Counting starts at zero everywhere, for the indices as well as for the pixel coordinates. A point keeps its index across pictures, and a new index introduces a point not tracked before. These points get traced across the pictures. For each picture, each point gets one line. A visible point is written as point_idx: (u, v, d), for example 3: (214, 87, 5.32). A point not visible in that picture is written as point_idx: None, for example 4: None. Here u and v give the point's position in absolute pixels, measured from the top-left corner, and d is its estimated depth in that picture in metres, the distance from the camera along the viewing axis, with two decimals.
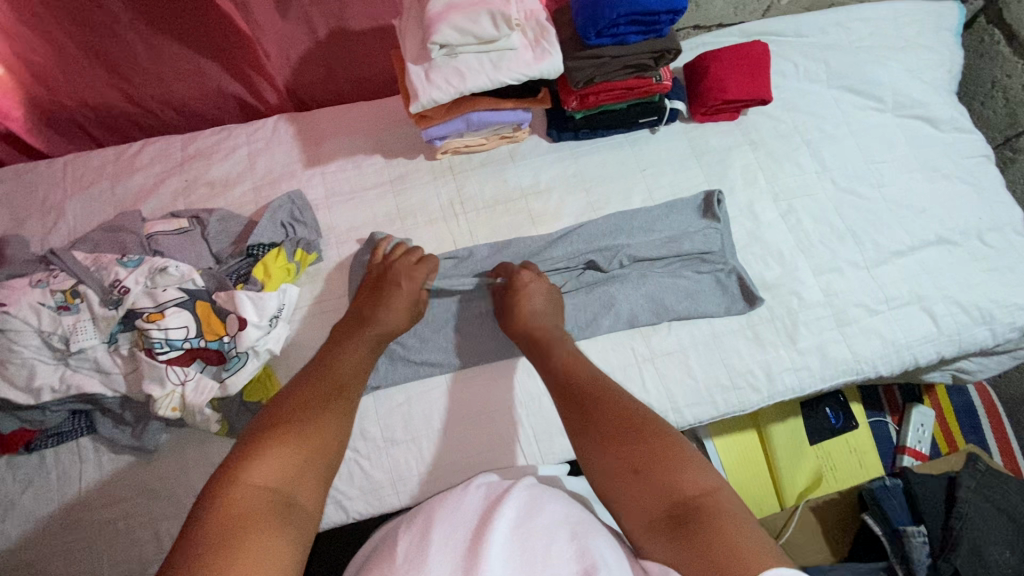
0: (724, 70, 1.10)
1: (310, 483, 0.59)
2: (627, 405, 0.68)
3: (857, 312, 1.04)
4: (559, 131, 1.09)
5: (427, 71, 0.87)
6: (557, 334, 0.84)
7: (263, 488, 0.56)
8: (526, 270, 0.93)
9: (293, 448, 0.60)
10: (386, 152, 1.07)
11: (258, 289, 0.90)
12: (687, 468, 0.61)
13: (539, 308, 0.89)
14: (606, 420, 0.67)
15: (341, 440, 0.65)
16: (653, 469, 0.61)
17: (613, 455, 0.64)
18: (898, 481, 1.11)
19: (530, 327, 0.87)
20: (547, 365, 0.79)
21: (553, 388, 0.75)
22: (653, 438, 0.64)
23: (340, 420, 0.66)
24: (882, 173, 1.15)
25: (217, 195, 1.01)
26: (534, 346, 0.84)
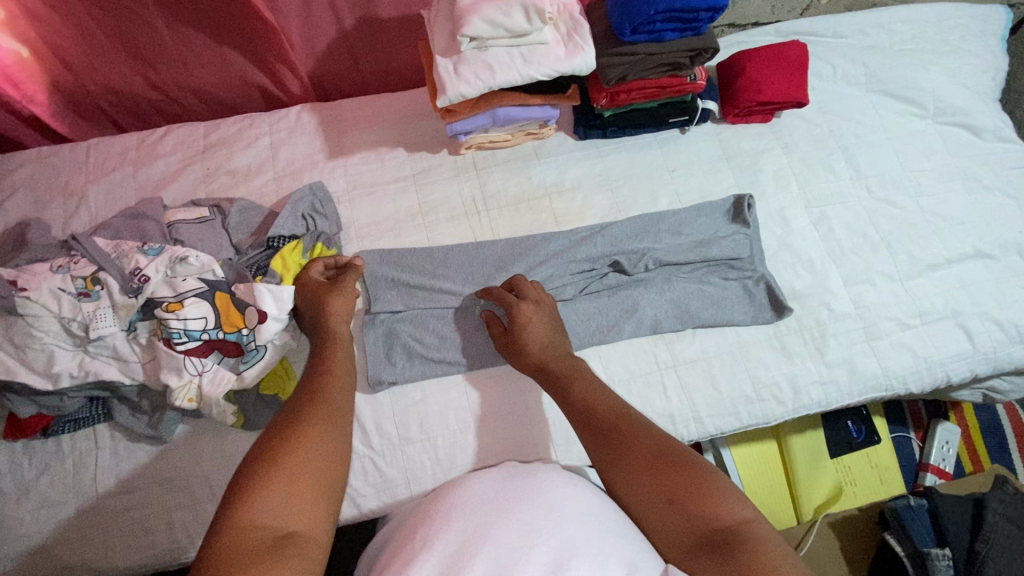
0: (760, 70, 1.06)
1: (306, 510, 0.56)
2: (654, 437, 0.68)
3: (889, 326, 1.01)
4: (585, 130, 1.07)
5: (456, 64, 0.84)
6: (571, 359, 0.81)
7: (264, 523, 0.54)
8: (526, 302, 0.87)
9: (284, 478, 0.57)
10: (409, 146, 1.05)
11: (275, 282, 0.89)
12: (722, 498, 0.62)
13: (546, 337, 0.84)
14: (636, 452, 0.67)
15: (334, 454, 0.62)
16: (688, 500, 0.62)
17: (647, 485, 0.65)
18: (923, 502, 1.08)
19: (544, 360, 0.82)
20: (563, 394, 0.77)
21: (573, 417, 0.74)
22: (686, 470, 0.64)
23: (328, 430, 0.64)
24: (919, 182, 1.11)
25: (239, 184, 1.00)
26: (547, 377, 0.81)
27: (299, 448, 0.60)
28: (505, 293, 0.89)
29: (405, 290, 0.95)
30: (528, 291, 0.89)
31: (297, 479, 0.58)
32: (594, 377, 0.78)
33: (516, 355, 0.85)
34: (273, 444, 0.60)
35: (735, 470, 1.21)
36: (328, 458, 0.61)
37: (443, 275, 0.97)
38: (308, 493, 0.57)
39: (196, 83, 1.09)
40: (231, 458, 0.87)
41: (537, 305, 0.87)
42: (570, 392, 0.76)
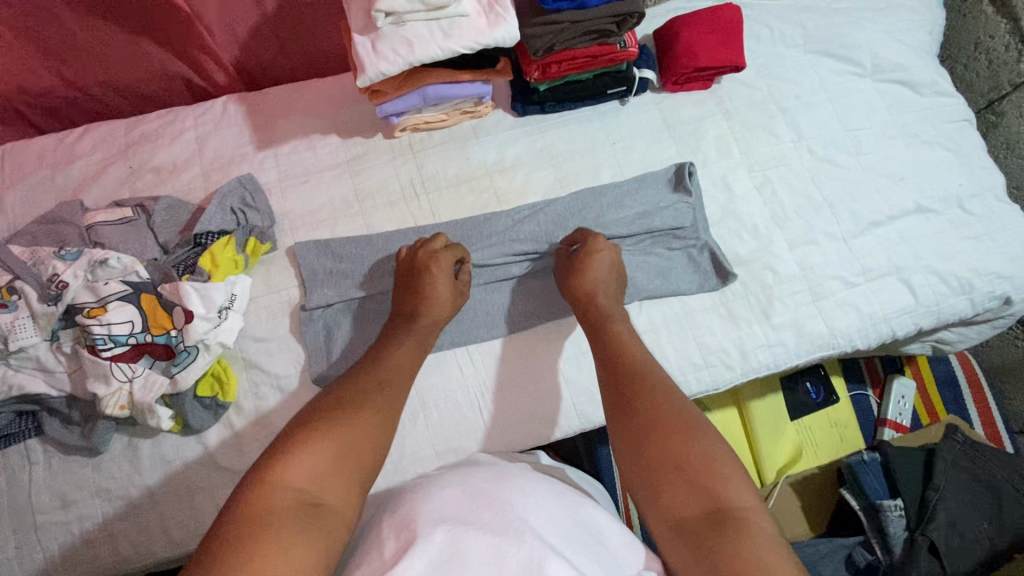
0: (696, 35, 1.05)
1: (342, 488, 0.63)
2: (674, 409, 0.72)
3: (833, 285, 1.01)
4: (524, 105, 1.04)
5: (374, 42, 0.81)
6: (614, 308, 0.88)
7: (296, 487, 0.60)
8: (602, 245, 0.91)
9: (325, 448, 0.64)
10: (342, 132, 1.02)
11: (204, 280, 0.86)
12: (728, 481, 0.64)
13: (605, 274, 0.90)
14: (657, 415, 0.71)
15: (372, 448, 0.68)
16: (698, 472, 0.65)
17: (657, 452, 0.68)
18: (875, 456, 1.08)
19: (592, 296, 0.88)
20: (601, 340, 0.85)
21: (604, 366, 0.81)
22: (700, 442, 0.68)
23: (380, 419, 0.71)
24: (860, 140, 1.12)
25: (164, 181, 0.96)
26: (590, 314, 0.88)
27: (342, 428, 0.67)
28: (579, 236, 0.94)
29: (344, 281, 0.93)
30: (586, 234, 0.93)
31: (324, 462, 0.63)
32: (633, 331, 0.86)
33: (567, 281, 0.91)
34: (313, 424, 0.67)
35: None
36: (366, 449, 0.67)
37: (383, 263, 0.94)
38: (345, 473, 0.64)
39: (114, 78, 1.03)
40: (172, 464, 0.84)
41: (609, 255, 0.91)
42: (607, 340, 0.84)
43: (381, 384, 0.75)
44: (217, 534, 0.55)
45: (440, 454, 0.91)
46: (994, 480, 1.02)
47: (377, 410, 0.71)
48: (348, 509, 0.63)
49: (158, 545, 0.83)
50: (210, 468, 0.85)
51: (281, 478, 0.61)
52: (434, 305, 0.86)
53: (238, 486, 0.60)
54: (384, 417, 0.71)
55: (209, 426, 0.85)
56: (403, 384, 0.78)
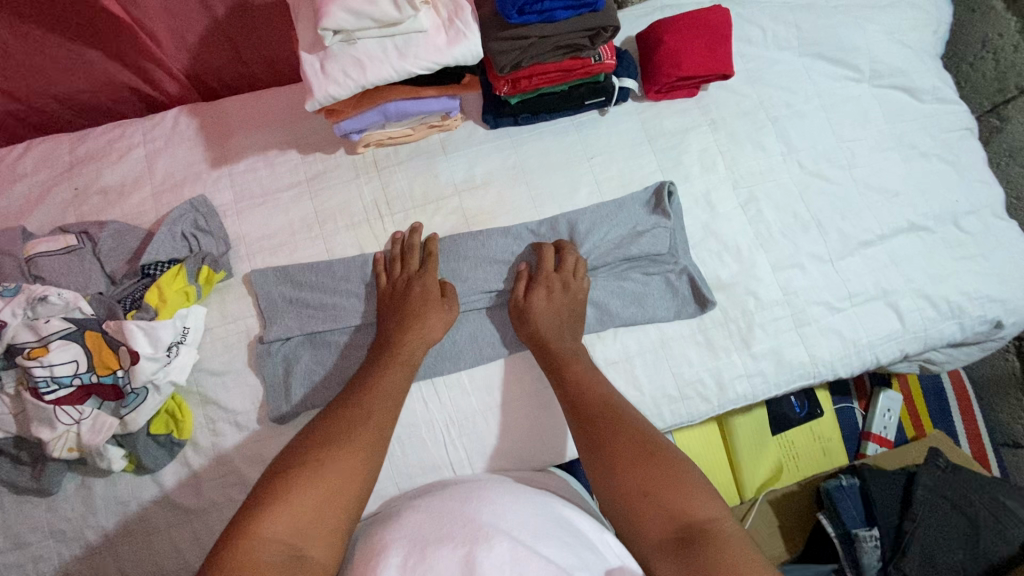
0: (680, 41, 0.97)
1: (324, 538, 0.64)
2: (638, 436, 0.74)
3: (817, 311, 0.97)
4: (496, 118, 0.98)
5: (322, 62, 0.74)
6: (570, 346, 0.85)
7: (275, 541, 0.62)
8: (557, 277, 0.89)
9: (302, 496, 0.65)
10: (301, 147, 0.96)
11: (151, 317, 0.81)
12: (694, 498, 0.67)
13: (553, 310, 0.87)
14: (622, 447, 0.73)
15: (355, 485, 0.69)
16: (666, 494, 0.68)
17: (625, 481, 0.70)
18: (854, 481, 1.06)
19: (546, 334, 0.86)
20: (559, 376, 0.84)
21: (566, 403, 0.81)
22: (663, 465, 0.70)
23: (362, 454, 0.71)
24: (853, 152, 1.05)
25: (112, 204, 0.90)
26: (546, 356, 0.85)
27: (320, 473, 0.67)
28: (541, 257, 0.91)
29: (305, 310, 0.89)
30: (545, 261, 0.91)
31: (307, 510, 0.65)
32: (590, 366, 0.84)
33: (523, 323, 0.88)
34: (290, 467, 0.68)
35: None
36: (344, 487, 0.68)
37: (345, 290, 0.90)
38: (326, 519, 0.65)
39: (59, 89, 0.96)
40: (128, 504, 0.82)
41: (563, 291, 0.89)
42: (567, 379, 0.83)
43: (367, 412, 0.75)
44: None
45: (405, 490, 0.88)
46: (974, 507, 1.01)
47: (361, 442, 0.72)
48: (330, 560, 0.64)
49: None
50: (167, 508, 0.83)
51: (260, 532, 0.62)
52: (416, 331, 0.84)
53: (222, 537, 0.62)
54: (370, 448, 0.72)
55: (165, 465, 0.83)
56: (396, 408, 0.78)
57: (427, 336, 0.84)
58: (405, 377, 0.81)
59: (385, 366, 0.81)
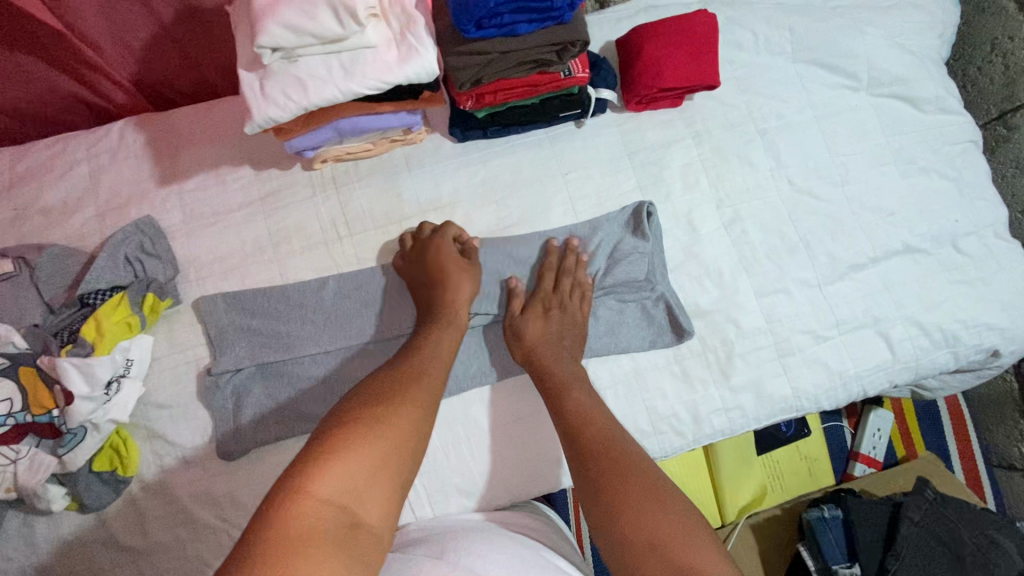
0: (662, 49, 0.90)
1: (380, 503, 0.58)
2: (647, 474, 0.67)
3: (801, 340, 0.92)
4: (463, 131, 0.91)
5: (262, 81, 0.68)
6: (571, 373, 0.80)
7: (330, 502, 0.55)
8: (557, 293, 0.86)
9: (359, 455, 0.58)
10: (255, 162, 0.90)
11: (87, 353, 0.75)
12: (704, 549, 0.60)
13: (549, 334, 0.83)
14: (630, 488, 0.65)
15: (416, 445, 0.63)
16: (676, 545, 0.60)
17: (631, 523, 0.63)
18: (836, 513, 1.02)
19: (542, 355, 0.81)
20: (558, 406, 0.77)
21: (567, 435, 0.74)
22: (671, 510, 0.63)
23: (420, 417, 0.65)
24: (847, 168, 0.99)
25: (53, 226, 0.85)
26: (540, 376, 0.81)
27: (381, 433, 0.61)
28: (554, 267, 0.88)
29: (257, 339, 0.84)
30: (545, 279, 0.87)
31: (367, 468, 0.58)
32: (592, 395, 0.78)
33: (516, 336, 0.84)
34: (343, 422, 0.61)
35: None
36: (408, 447, 0.62)
37: (301, 318, 0.85)
38: (383, 482, 0.59)
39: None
40: (71, 544, 0.79)
41: (561, 310, 0.85)
42: (563, 405, 0.77)
43: (422, 376, 0.70)
44: (241, 557, 0.49)
45: None
46: (960, 544, 0.97)
47: (419, 404, 0.66)
48: (384, 529, 0.57)
49: None
50: (112, 548, 0.79)
51: (315, 491, 0.55)
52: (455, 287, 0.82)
53: (267, 498, 0.54)
54: (425, 410, 0.67)
55: (110, 503, 0.79)
56: (444, 375, 0.74)
57: (462, 297, 0.82)
58: (457, 341, 0.79)
59: (434, 336, 0.77)
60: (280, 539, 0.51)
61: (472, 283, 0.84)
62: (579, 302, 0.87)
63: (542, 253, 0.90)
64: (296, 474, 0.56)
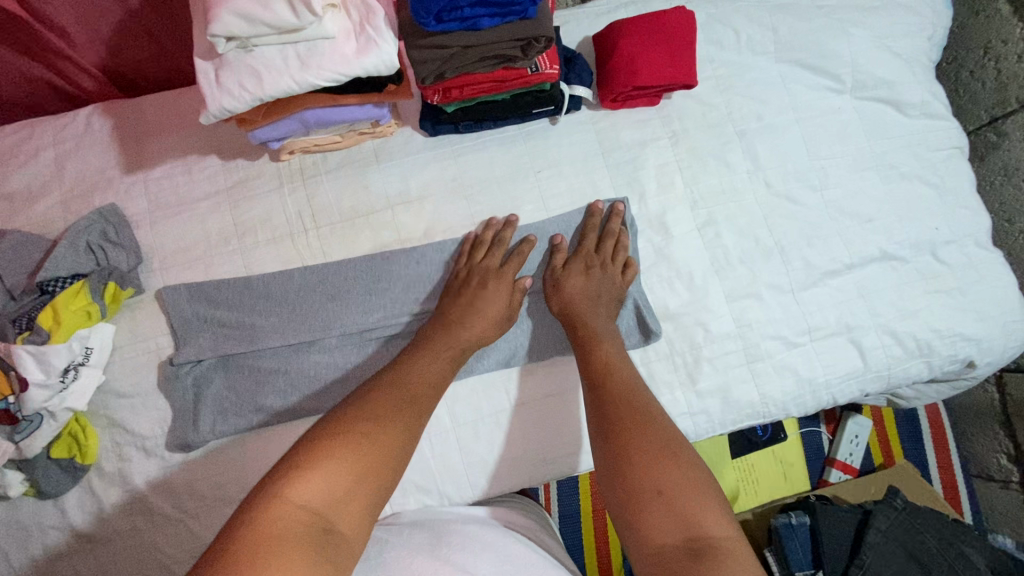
0: (637, 46, 0.88)
1: (355, 506, 0.60)
2: (663, 433, 0.69)
3: (771, 346, 0.90)
4: (434, 125, 0.90)
5: (217, 71, 0.67)
6: (606, 329, 0.82)
7: (307, 507, 0.57)
8: (600, 255, 0.88)
9: (336, 462, 0.61)
10: (222, 152, 0.89)
11: (43, 340, 0.75)
12: (708, 509, 0.62)
13: (587, 292, 0.85)
14: (648, 440, 0.68)
15: (394, 454, 0.65)
16: (682, 500, 0.63)
17: (640, 479, 0.65)
18: (805, 520, 1.01)
19: (578, 310, 0.83)
20: (589, 354, 0.79)
21: (594, 382, 0.76)
22: (683, 468, 0.65)
23: (403, 429, 0.68)
24: (826, 172, 0.97)
25: (17, 211, 0.85)
26: (575, 326, 0.82)
27: (358, 441, 0.63)
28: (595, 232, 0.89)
29: (220, 330, 0.84)
30: (589, 238, 0.89)
31: (344, 478, 0.60)
32: (622, 351, 0.80)
33: (556, 287, 0.86)
34: (323, 432, 0.64)
35: None
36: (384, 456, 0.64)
37: (265, 310, 0.85)
38: (359, 487, 0.61)
39: None
40: (28, 530, 0.79)
41: (602, 270, 0.87)
42: (591, 359, 0.79)
43: (404, 388, 0.72)
44: (222, 554, 0.52)
45: None
46: (928, 556, 0.95)
47: (406, 423, 0.68)
48: (360, 534, 0.60)
49: None
50: (69, 534, 0.79)
51: (293, 497, 0.57)
52: (469, 316, 0.82)
53: (250, 500, 0.57)
54: (408, 422, 0.69)
55: (68, 489, 0.79)
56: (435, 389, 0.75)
57: (493, 310, 0.83)
58: (458, 363, 0.80)
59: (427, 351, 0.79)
60: (259, 535, 0.54)
61: (509, 292, 0.85)
62: (622, 269, 0.88)
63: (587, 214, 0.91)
64: (277, 479, 0.59)
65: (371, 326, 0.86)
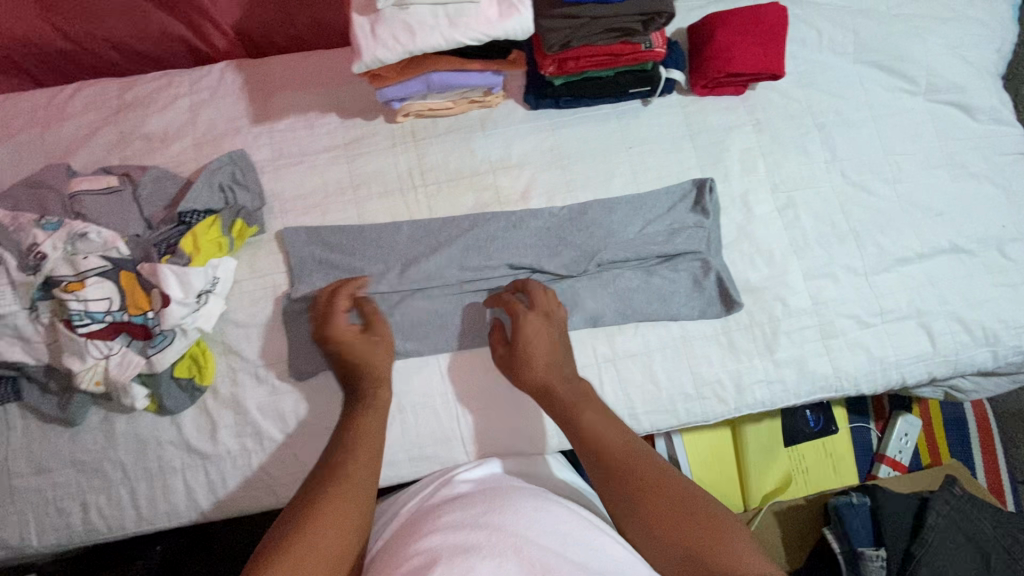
0: (732, 37, 0.96)
1: None
2: (671, 485, 0.66)
3: (845, 324, 0.95)
4: (537, 98, 0.97)
5: (373, 24, 0.74)
6: (577, 389, 0.76)
7: None
8: (536, 313, 0.81)
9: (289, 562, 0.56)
10: (341, 111, 0.97)
11: (184, 263, 0.82)
12: (742, 547, 0.60)
13: (550, 351, 0.78)
14: (654, 500, 0.65)
15: (350, 534, 0.60)
16: (709, 552, 0.60)
17: (671, 537, 0.62)
18: (865, 500, 1.05)
19: (548, 377, 0.77)
20: (572, 427, 0.74)
21: (585, 457, 0.71)
22: (704, 517, 0.63)
23: (356, 501, 0.63)
24: (900, 167, 1.02)
25: (153, 150, 0.92)
26: (551, 404, 0.76)
27: (314, 530, 0.59)
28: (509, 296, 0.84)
29: (332, 272, 0.90)
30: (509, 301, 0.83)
31: (320, 571, 0.56)
32: (604, 411, 0.74)
33: (517, 369, 0.78)
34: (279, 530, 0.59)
35: (684, 458, 1.20)
36: (344, 532, 0.60)
37: (373, 257, 0.91)
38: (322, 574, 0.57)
39: (110, 34, 0.98)
40: (145, 443, 0.84)
41: (546, 323, 0.81)
42: (579, 427, 0.73)
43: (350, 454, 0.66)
44: None
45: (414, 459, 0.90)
46: (987, 539, 0.99)
47: (348, 494, 0.63)
48: None
49: (128, 519, 0.84)
50: (183, 450, 0.85)
51: None
52: (369, 372, 0.75)
53: None
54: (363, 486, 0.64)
55: (185, 407, 0.85)
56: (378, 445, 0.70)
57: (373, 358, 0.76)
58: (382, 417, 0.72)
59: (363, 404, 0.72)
60: None
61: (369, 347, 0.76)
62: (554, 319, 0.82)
63: (509, 284, 0.88)
64: None
65: (471, 279, 0.91)
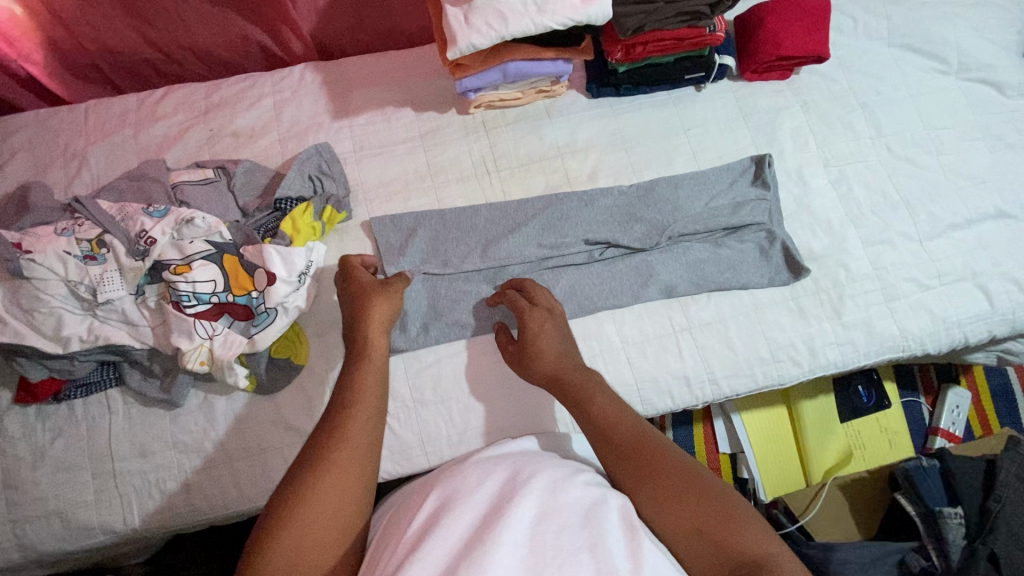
0: (780, 24, 1.03)
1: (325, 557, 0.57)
2: (679, 464, 0.62)
3: (906, 287, 0.99)
4: (599, 87, 1.04)
5: (467, 13, 0.80)
6: (589, 376, 0.73)
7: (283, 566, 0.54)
8: (538, 309, 0.81)
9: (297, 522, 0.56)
10: (416, 106, 1.02)
11: (286, 244, 0.87)
12: (747, 529, 0.57)
13: (558, 347, 0.77)
14: (662, 479, 0.61)
15: (352, 498, 0.60)
16: (715, 529, 0.57)
17: (674, 513, 0.59)
18: (934, 463, 1.07)
19: (560, 369, 0.75)
20: (581, 411, 0.70)
21: (594, 442, 0.67)
22: (711, 497, 0.59)
23: (359, 469, 0.61)
24: (942, 140, 1.08)
25: (243, 145, 0.97)
26: (560, 391, 0.74)
27: (318, 494, 0.58)
28: (513, 294, 0.84)
29: (417, 253, 0.93)
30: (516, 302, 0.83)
31: (326, 532, 0.57)
32: (615, 395, 0.70)
33: (527, 367, 0.79)
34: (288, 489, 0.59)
35: (745, 435, 1.23)
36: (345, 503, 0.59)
37: (456, 238, 0.95)
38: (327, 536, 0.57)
39: (196, 42, 1.05)
40: (246, 422, 0.86)
41: (551, 319, 0.80)
42: (589, 410, 0.69)
43: (353, 423, 0.64)
44: None
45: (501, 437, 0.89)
46: None
47: (351, 462, 0.61)
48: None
49: (229, 498, 0.85)
50: (281, 429, 0.87)
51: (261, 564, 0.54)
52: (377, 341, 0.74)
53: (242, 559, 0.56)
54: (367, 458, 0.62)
55: (281, 386, 0.87)
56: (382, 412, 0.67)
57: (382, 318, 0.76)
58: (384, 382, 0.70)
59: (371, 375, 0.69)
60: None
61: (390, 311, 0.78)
62: (554, 316, 0.81)
63: (512, 281, 0.88)
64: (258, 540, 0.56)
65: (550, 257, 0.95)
